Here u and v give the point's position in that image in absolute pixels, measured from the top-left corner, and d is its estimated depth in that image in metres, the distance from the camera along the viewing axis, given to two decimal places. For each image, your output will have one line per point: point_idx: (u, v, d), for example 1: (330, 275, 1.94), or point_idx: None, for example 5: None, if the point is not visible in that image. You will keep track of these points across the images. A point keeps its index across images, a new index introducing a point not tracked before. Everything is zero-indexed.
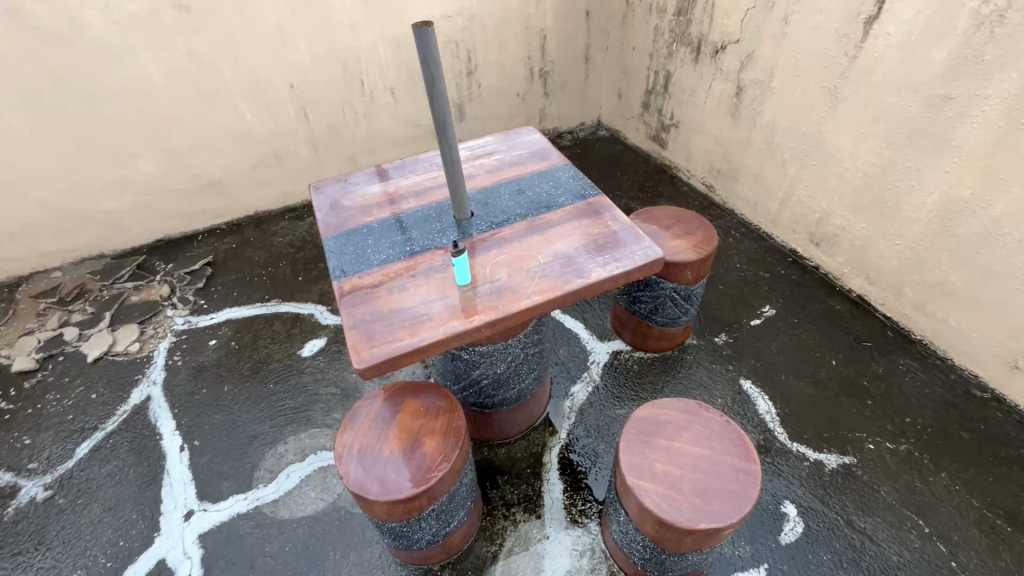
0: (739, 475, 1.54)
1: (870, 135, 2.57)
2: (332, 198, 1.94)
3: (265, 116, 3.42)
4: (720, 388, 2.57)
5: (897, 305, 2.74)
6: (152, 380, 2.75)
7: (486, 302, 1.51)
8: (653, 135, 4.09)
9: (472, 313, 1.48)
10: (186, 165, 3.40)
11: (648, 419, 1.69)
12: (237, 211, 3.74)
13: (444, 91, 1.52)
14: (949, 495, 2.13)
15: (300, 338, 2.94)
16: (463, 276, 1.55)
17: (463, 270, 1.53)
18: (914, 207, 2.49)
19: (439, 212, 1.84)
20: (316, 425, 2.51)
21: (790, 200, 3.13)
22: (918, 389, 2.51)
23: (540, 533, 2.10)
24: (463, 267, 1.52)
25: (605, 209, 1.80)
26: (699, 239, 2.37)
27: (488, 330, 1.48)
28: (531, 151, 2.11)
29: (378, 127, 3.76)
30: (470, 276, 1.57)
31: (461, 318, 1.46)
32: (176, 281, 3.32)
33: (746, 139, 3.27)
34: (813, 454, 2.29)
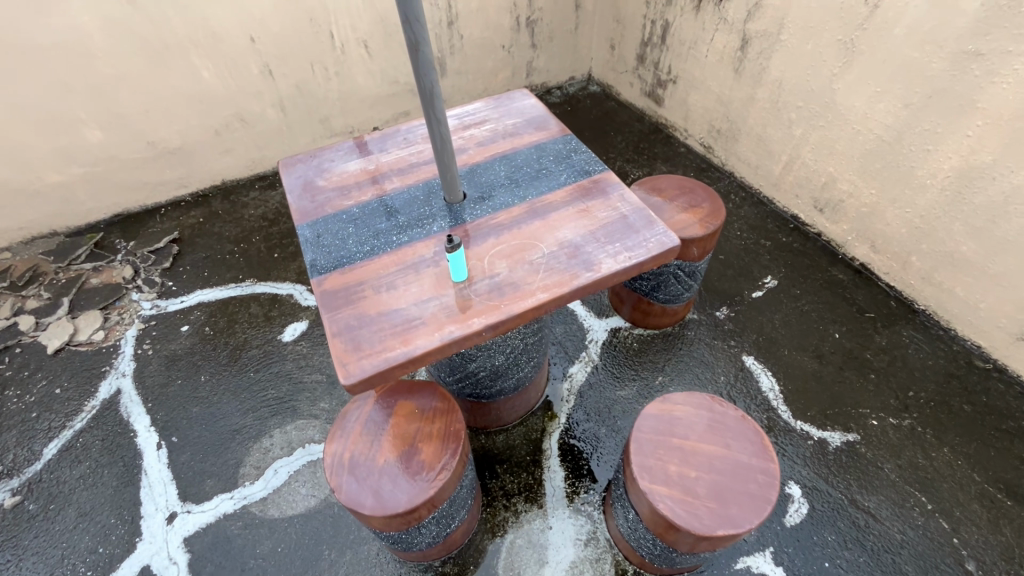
0: (757, 475, 1.46)
1: (885, 95, 2.40)
2: (305, 178, 1.72)
3: (225, 75, 3.07)
4: (722, 365, 2.49)
5: (902, 274, 2.66)
6: (121, 372, 2.57)
7: (487, 301, 1.35)
8: (648, 91, 3.84)
9: (471, 314, 1.32)
10: (139, 131, 3.06)
11: (659, 416, 1.59)
12: (202, 180, 3.43)
13: (430, 56, 1.29)
14: (951, 470, 2.12)
15: (280, 322, 2.76)
16: (459, 272, 1.38)
17: (460, 265, 1.36)
18: (929, 172, 2.36)
19: (427, 193, 1.64)
20: (303, 415, 2.38)
21: (794, 163, 2.96)
22: (922, 361, 2.47)
23: (543, 523, 2.04)
24: (461, 263, 1.35)
25: (612, 187, 1.62)
26: (706, 213, 2.22)
27: (491, 334, 1.33)
28: (527, 120, 1.88)
29: (352, 86, 3.44)
30: (466, 271, 1.40)
31: (460, 321, 1.31)
32: (139, 261, 3.06)
33: (750, 96, 3.06)
34: (817, 433, 2.25)
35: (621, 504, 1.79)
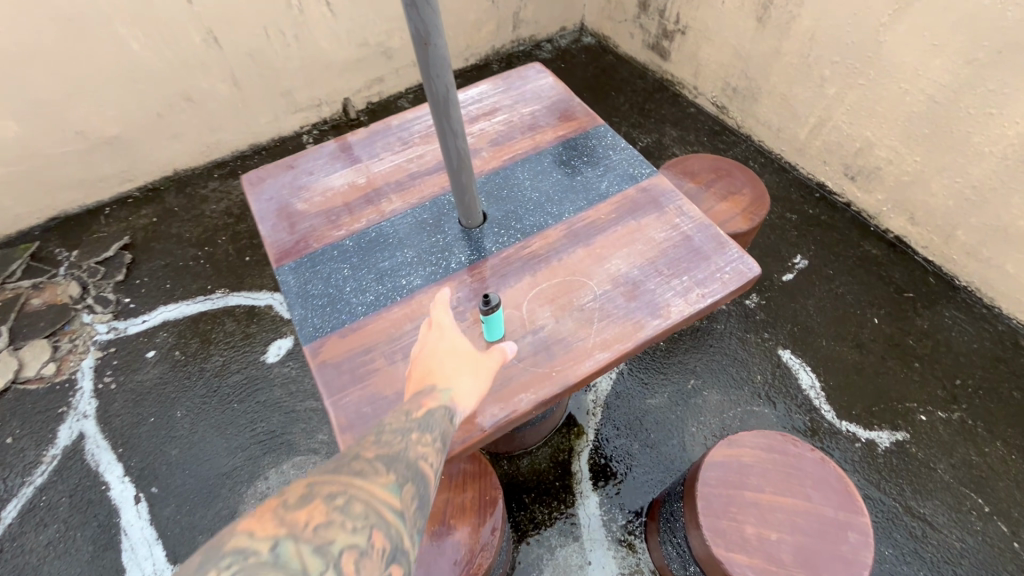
0: (846, 534, 1.27)
1: (944, 49, 2.09)
2: (279, 199, 1.37)
3: (163, 47, 2.56)
4: (758, 362, 2.28)
5: (943, 249, 2.46)
6: (82, 413, 2.23)
7: (534, 367, 1.07)
8: (651, 43, 3.42)
9: (518, 386, 1.04)
10: (65, 119, 2.56)
11: (727, 464, 1.37)
12: (149, 172, 2.96)
13: (444, 50, 0.94)
14: (1006, 467, 2.00)
15: (260, 340, 2.43)
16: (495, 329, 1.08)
17: (498, 325, 1.06)
18: (989, 139, 2.11)
19: (436, 215, 1.31)
20: (300, 451, 2.11)
21: (824, 126, 2.66)
22: (966, 345, 2.31)
23: (582, 559, 1.87)
24: (498, 323, 1.06)
25: (666, 196, 1.31)
26: (748, 200, 1.93)
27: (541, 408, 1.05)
28: (548, 106, 1.53)
29: (315, 51, 2.94)
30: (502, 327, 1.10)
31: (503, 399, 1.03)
32: (87, 275, 2.65)
33: (775, 50, 2.70)
34: (864, 434, 2.09)
35: (673, 547, 1.60)
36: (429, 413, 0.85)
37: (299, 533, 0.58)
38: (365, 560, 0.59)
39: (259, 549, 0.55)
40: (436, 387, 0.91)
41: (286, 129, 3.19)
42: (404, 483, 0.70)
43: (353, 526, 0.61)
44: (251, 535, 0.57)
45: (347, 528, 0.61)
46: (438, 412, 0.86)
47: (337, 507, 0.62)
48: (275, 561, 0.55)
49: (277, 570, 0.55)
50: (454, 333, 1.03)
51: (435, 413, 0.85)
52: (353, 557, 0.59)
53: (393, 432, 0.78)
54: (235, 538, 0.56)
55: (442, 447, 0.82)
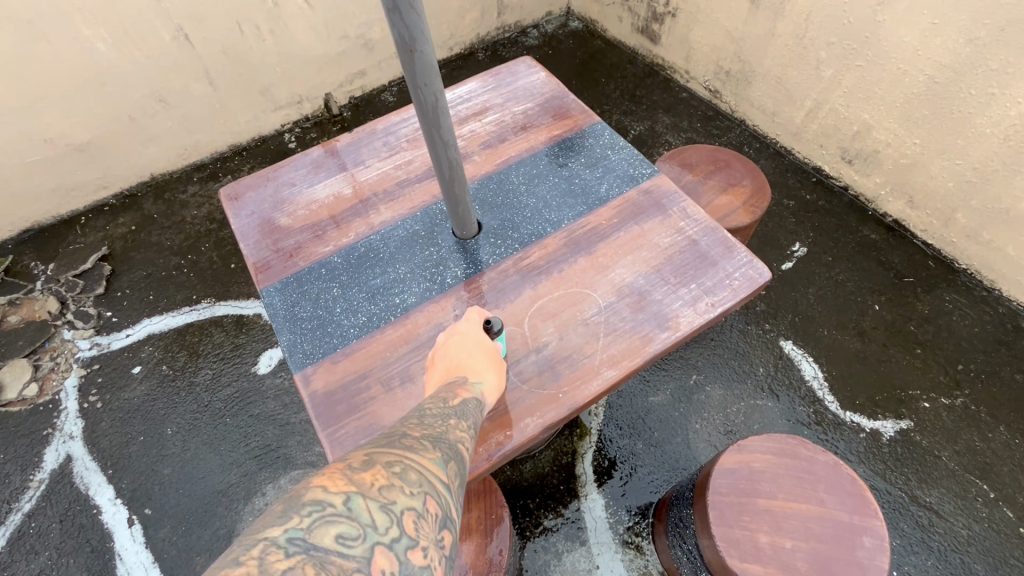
0: (862, 539, 1.24)
1: (945, 28, 2.03)
2: (260, 213, 1.29)
3: (131, 47, 2.44)
4: (760, 355, 2.25)
5: (943, 232, 2.43)
6: (68, 434, 2.16)
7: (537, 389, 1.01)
8: (641, 27, 3.32)
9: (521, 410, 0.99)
10: (31, 127, 2.44)
11: (737, 471, 1.33)
12: (125, 178, 2.84)
13: (431, 58, 0.86)
14: (1010, 452, 2.00)
15: (250, 351, 2.35)
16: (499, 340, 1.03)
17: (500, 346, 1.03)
18: (990, 120, 2.06)
19: (429, 226, 1.24)
20: (298, 465, 2.06)
21: (821, 109, 2.60)
22: (967, 329, 2.29)
23: (589, 563, 1.84)
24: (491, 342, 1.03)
25: (669, 198, 1.25)
26: (749, 192, 1.87)
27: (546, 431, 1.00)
28: (541, 104, 1.45)
29: (292, 45, 2.81)
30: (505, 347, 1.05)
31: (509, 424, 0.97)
32: (65, 289, 2.55)
33: (768, 32, 2.62)
34: (868, 424, 2.08)
35: (683, 549, 1.57)
36: (464, 402, 0.83)
37: (366, 491, 0.57)
38: (423, 523, 0.59)
39: (334, 501, 0.54)
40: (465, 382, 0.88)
41: (266, 127, 3.07)
42: (450, 459, 0.69)
43: (410, 491, 0.61)
44: (326, 489, 0.55)
45: (405, 493, 0.60)
46: (471, 404, 0.83)
47: (396, 472, 0.61)
48: (347, 514, 0.54)
49: (349, 521, 0.54)
50: (475, 328, 1.00)
51: (470, 404, 0.83)
52: (413, 518, 0.58)
53: (435, 414, 0.76)
54: (310, 490, 0.55)
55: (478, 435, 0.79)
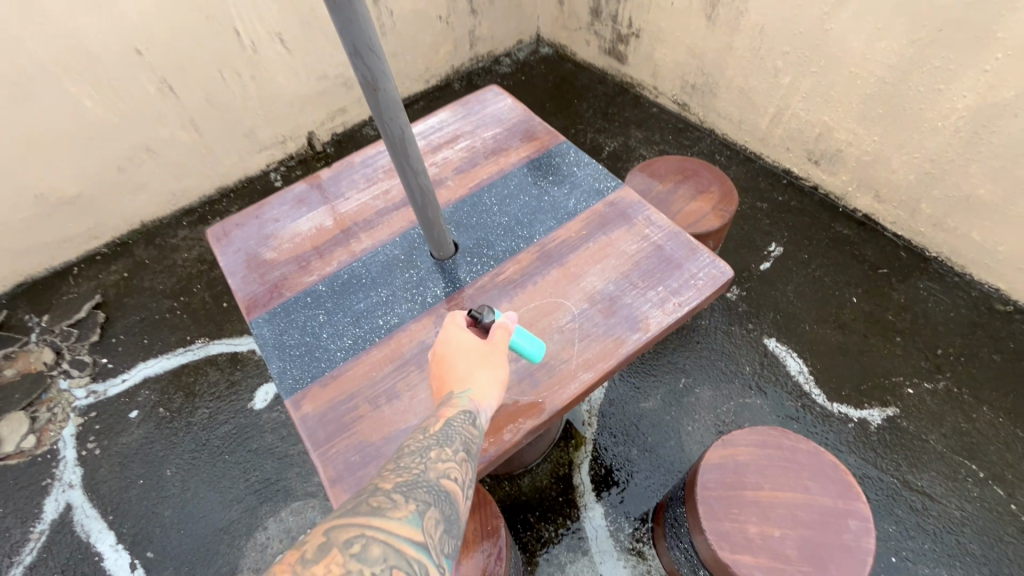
0: (848, 522, 1.28)
1: (888, 32, 2.14)
2: (246, 250, 1.35)
3: (117, 101, 2.53)
4: (745, 354, 2.30)
5: (910, 223, 2.52)
6: (67, 483, 2.16)
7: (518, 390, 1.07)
8: (608, 49, 3.46)
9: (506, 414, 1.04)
10: (21, 184, 2.50)
11: (723, 465, 1.37)
12: (116, 227, 2.90)
13: (394, 94, 0.94)
14: (994, 430, 2.04)
15: (246, 387, 2.38)
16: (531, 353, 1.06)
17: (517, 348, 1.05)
18: (940, 113, 2.17)
19: (408, 251, 1.30)
20: (298, 496, 2.07)
21: (784, 114, 2.72)
22: (943, 315, 2.36)
23: (592, 572, 1.86)
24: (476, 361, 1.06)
25: (634, 208, 1.32)
26: (718, 197, 1.96)
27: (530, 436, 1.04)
28: (509, 128, 1.54)
29: (273, 88, 2.92)
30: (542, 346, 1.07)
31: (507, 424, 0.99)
32: (61, 339, 2.58)
33: (727, 45, 2.76)
34: (856, 413, 2.12)
35: (681, 549, 1.60)
36: (449, 424, 0.87)
37: None
38: None
39: None
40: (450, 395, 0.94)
41: (252, 169, 3.16)
42: (425, 512, 0.70)
43: (372, 569, 0.60)
44: None
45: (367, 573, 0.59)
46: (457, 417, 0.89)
47: (355, 554, 0.60)
48: None
49: None
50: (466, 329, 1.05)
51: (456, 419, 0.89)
52: None
53: (412, 455, 0.79)
54: None
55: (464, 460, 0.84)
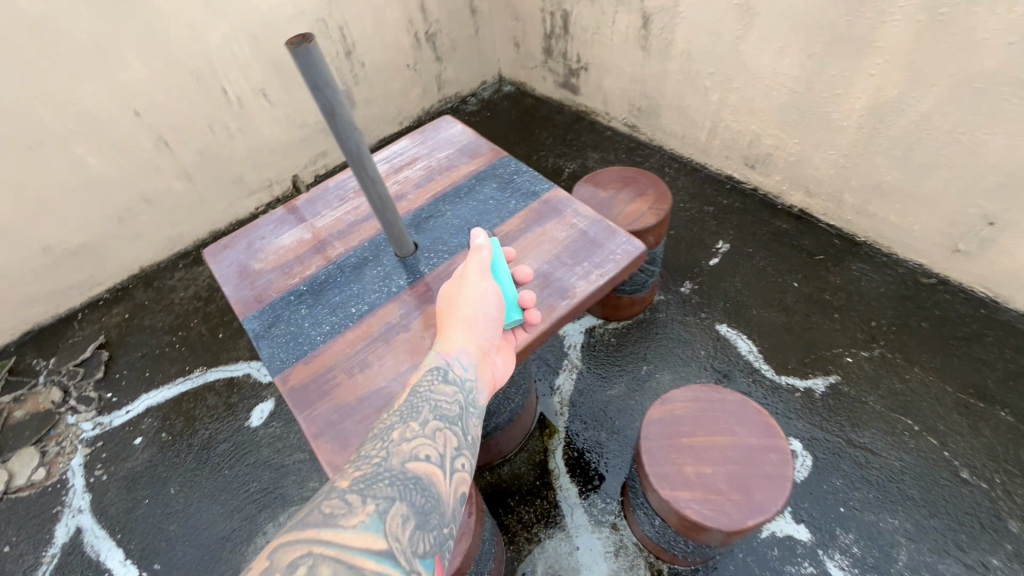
0: (770, 455, 1.47)
1: (790, 49, 2.47)
2: (238, 263, 1.58)
3: (116, 158, 2.79)
4: (700, 340, 2.52)
5: (839, 212, 2.79)
6: (77, 508, 2.30)
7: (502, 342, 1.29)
8: (562, 82, 3.82)
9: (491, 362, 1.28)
10: (30, 238, 2.74)
11: (662, 418, 1.57)
12: (117, 273, 3.13)
13: (348, 118, 1.20)
14: (925, 388, 2.25)
15: (242, 407, 2.55)
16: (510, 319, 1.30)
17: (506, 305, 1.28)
18: (843, 114, 2.46)
19: (375, 252, 1.54)
20: (294, 501, 2.22)
21: (718, 127, 3.03)
22: (876, 291, 2.59)
23: (570, 545, 2.01)
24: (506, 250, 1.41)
25: (564, 203, 1.58)
26: (653, 198, 2.22)
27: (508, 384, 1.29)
28: (459, 148, 1.80)
29: (259, 138, 3.22)
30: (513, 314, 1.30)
31: (487, 374, 1.19)
32: (67, 378, 2.75)
33: (662, 71, 3.10)
34: (802, 383, 2.33)
35: (645, 514, 1.79)
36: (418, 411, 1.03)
37: None
38: None
39: None
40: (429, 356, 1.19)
41: (242, 212, 3.42)
42: (384, 513, 0.83)
43: None
44: None
45: None
46: (426, 379, 1.11)
47: None
48: None
49: None
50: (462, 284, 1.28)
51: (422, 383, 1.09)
52: None
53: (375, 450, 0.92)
54: None
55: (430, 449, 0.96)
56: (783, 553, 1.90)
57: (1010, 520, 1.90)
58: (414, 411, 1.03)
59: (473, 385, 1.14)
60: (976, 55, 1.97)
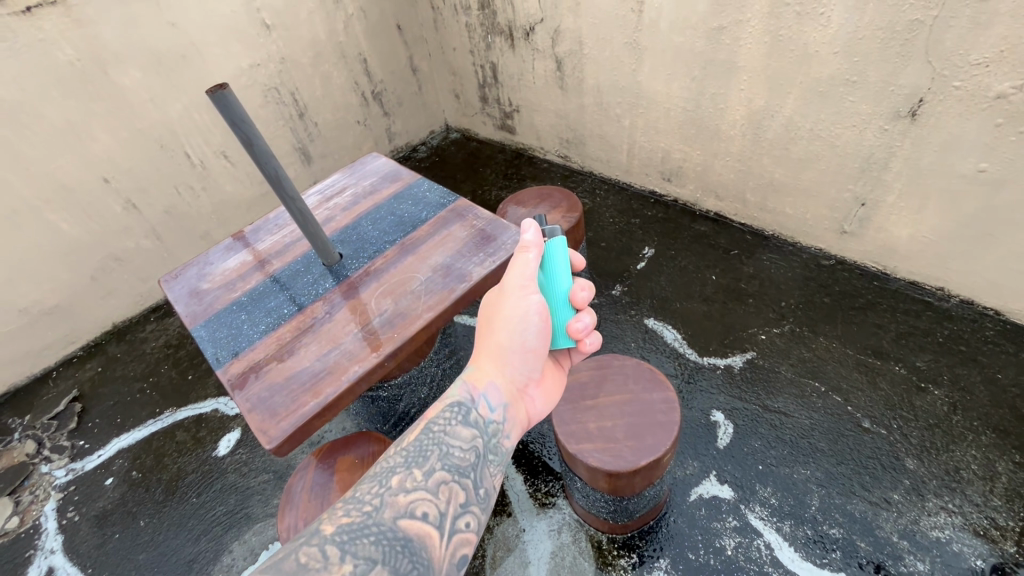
0: (661, 405, 1.68)
1: (675, 75, 2.86)
2: (188, 286, 1.81)
3: (89, 222, 3.05)
4: (630, 334, 2.77)
5: (746, 211, 3.12)
6: (50, 549, 2.39)
7: (527, 370, 1.50)
8: (499, 125, 4.23)
9: (518, 387, 1.51)
10: (7, 301, 2.94)
11: (569, 387, 1.78)
12: (90, 330, 3.31)
13: (264, 146, 1.47)
14: (831, 353, 2.49)
15: (210, 439, 2.70)
16: (564, 339, 1.49)
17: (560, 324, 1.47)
18: (728, 125, 2.83)
19: (306, 264, 1.79)
20: (259, 518, 2.35)
21: (634, 148, 3.40)
22: (784, 276, 2.88)
23: (517, 528, 2.16)
24: (567, 247, 1.45)
25: (468, 210, 1.86)
26: (566, 209, 2.52)
27: (535, 410, 1.55)
28: (382, 176, 2.10)
29: (222, 195, 3.52)
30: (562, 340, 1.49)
31: (512, 408, 1.43)
32: (42, 431, 2.88)
33: (579, 105, 3.50)
34: (722, 361, 2.55)
35: (580, 492, 1.94)
36: (430, 464, 1.19)
37: None
38: None
39: None
40: (461, 382, 1.42)
41: None
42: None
43: None
44: None
45: None
46: (443, 420, 1.31)
47: None
48: None
49: None
50: (508, 307, 1.44)
51: (437, 424, 1.28)
52: None
53: (374, 502, 1.09)
54: None
55: (427, 512, 1.11)
56: (710, 511, 2.07)
57: (907, 459, 2.10)
58: (422, 458, 1.20)
59: (496, 427, 1.36)
60: (813, 65, 2.35)
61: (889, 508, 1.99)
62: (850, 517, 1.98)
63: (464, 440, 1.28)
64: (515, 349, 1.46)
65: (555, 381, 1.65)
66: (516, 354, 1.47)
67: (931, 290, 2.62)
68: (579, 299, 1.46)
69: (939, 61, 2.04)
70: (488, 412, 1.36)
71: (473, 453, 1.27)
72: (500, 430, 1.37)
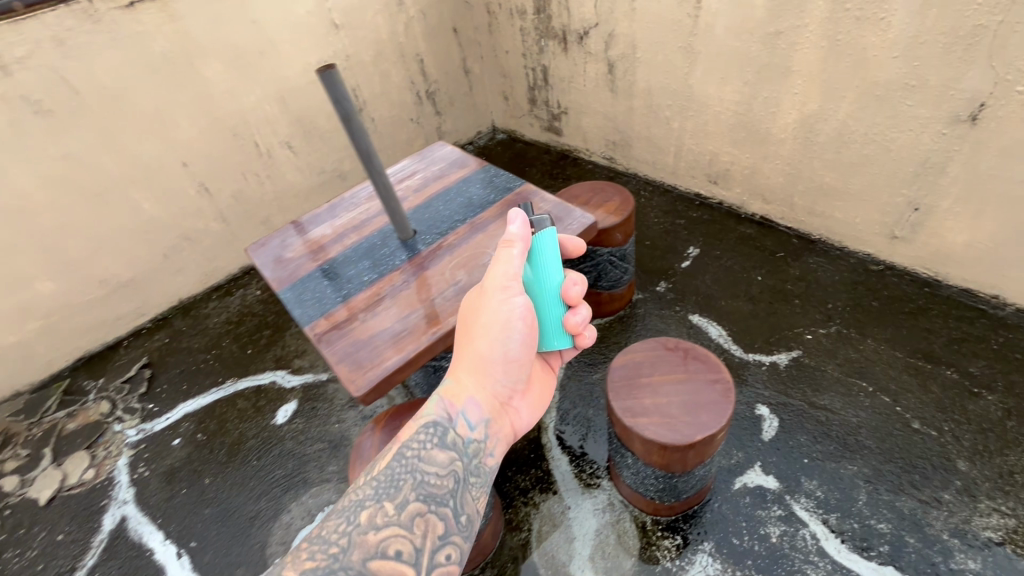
0: (715, 386, 1.74)
1: (728, 79, 2.93)
2: (273, 255, 1.96)
3: (166, 202, 3.28)
4: (675, 329, 2.82)
5: (793, 215, 3.14)
6: (122, 500, 2.57)
7: (509, 381, 1.53)
8: (546, 126, 4.35)
9: (501, 399, 1.54)
10: (91, 272, 3.18)
11: (625, 365, 1.86)
12: (159, 304, 3.54)
13: (360, 123, 1.61)
14: (878, 356, 2.49)
15: (269, 408, 2.86)
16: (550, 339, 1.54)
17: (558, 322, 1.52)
18: (779, 129, 2.88)
19: (383, 238, 1.92)
20: (315, 482, 2.48)
21: (682, 150, 3.46)
22: (831, 280, 2.89)
23: (562, 506, 2.22)
24: (552, 241, 1.48)
25: (532, 194, 1.97)
26: (618, 203, 2.61)
27: (521, 420, 1.59)
28: (450, 162, 2.23)
29: (285, 183, 3.73)
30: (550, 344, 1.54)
31: (494, 424, 1.48)
32: (115, 393, 3.09)
33: (628, 107, 3.59)
34: (767, 358, 2.58)
35: (629, 470, 1.97)
36: (402, 495, 1.23)
37: None
38: None
39: None
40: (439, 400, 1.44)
41: None
42: None
43: None
44: None
45: None
46: (417, 442, 1.34)
47: None
48: None
49: None
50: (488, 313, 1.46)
51: (410, 449, 1.31)
52: None
53: (342, 541, 1.14)
54: None
55: (399, 548, 1.15)
56: (754, 500, 2.10)
57: (959, 460, 2.10)
58: (392, 490, 1.23)
59: (478, 445, 1.41)
60: (870, 69, 2.39)
61: (940, 507, 1.99)
62: (898, 513, 1.99)
63: (441, 464, 1.33)
64: (497, 360, 1.48)
65: (540, 391, 1.69)
66: (498, 366, 1.49)
67: (985, 299, 2.61)
68: (572, 293, 1.56)
69: (1002, 66, 2.07)
70: (467, 432, 1.40)
71: (450, 479, 1.31)
72: (482, 449, 1.42)
